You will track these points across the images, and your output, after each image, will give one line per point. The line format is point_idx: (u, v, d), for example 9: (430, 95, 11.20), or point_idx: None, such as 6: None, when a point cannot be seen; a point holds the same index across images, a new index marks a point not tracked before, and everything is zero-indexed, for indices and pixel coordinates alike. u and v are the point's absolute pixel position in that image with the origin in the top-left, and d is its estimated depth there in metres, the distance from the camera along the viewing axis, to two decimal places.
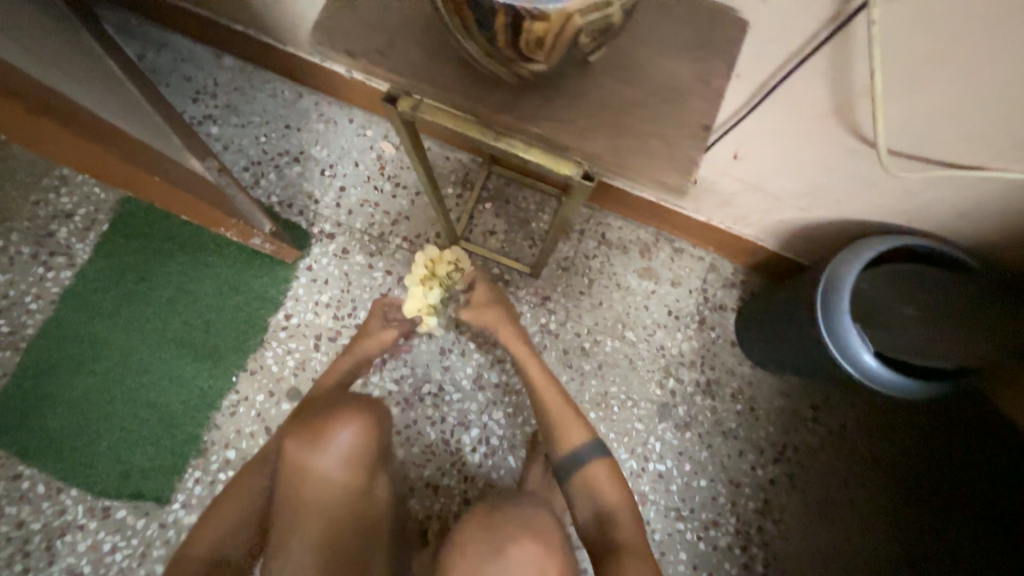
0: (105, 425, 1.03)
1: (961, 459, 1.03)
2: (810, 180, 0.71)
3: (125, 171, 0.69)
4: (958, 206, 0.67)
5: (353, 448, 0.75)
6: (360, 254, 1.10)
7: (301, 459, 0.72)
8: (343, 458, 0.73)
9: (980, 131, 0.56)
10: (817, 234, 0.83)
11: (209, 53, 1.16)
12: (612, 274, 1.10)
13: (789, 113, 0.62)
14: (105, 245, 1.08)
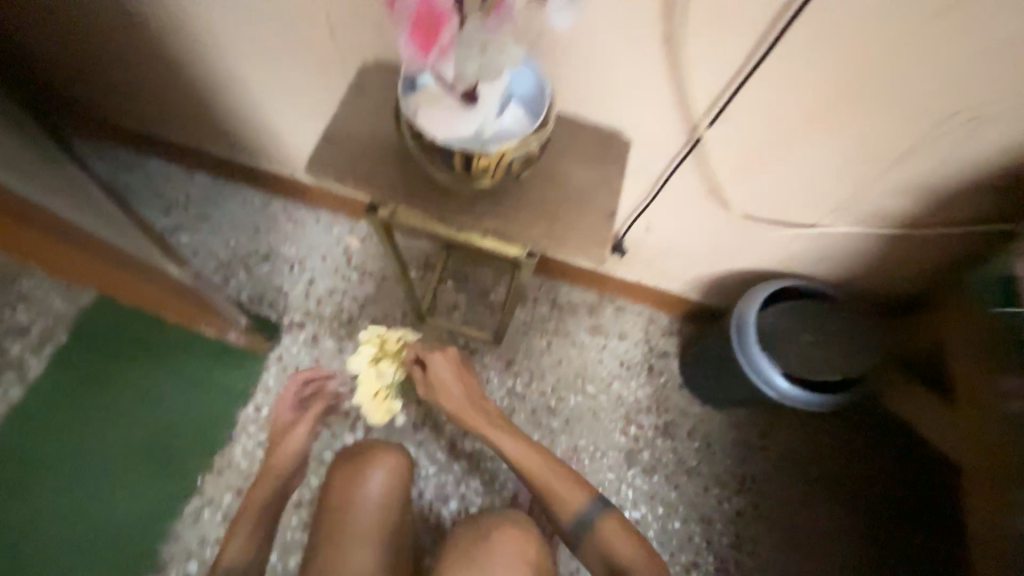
0: (47, 555, 0.94)
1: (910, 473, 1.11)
2: (707, 244, 0.90)
3: None
4: (818, 257, 0.86)
5: (383, 490, 0.81)
6: (330, 340, 1.16)
7: (339, 501, 0.79)
8: (375, 500, 0.79)
9: (813, 207, 0.73)
10: (725, 284, 1.01)
11: (181, 171, 1.27)
12: (566, 334, 1.22)
13: (679, 198, 0.80)
14: (61, 358, 1.07)
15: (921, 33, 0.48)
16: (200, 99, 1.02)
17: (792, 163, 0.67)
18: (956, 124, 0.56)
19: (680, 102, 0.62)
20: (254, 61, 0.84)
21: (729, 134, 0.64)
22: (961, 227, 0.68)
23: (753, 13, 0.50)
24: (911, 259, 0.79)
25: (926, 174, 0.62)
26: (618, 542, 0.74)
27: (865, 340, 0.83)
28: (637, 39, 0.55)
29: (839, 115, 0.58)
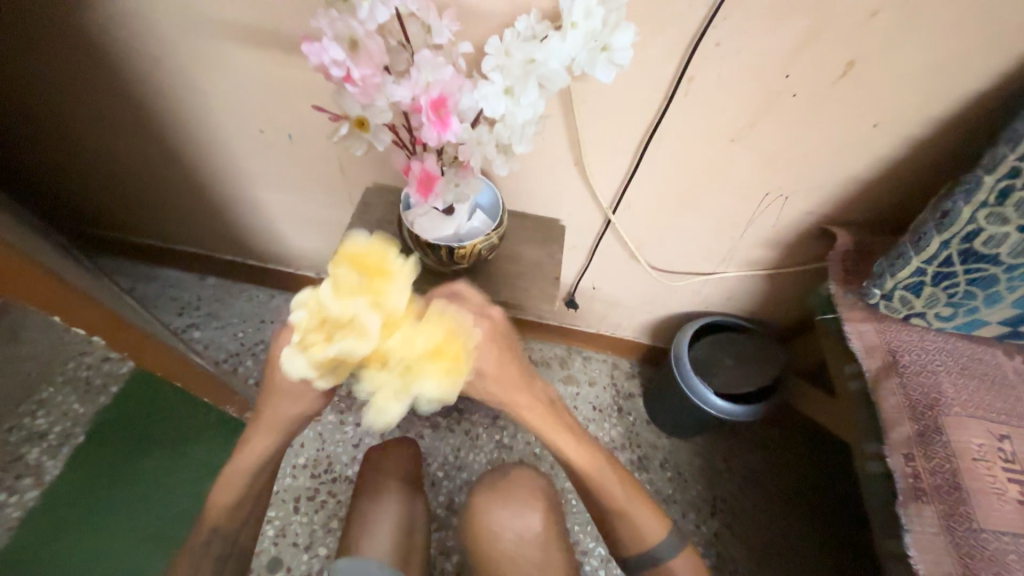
0: None
1: (848, 482, 1.27)
2: (640, 295, 1.14)
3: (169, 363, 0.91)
4: (724, 295, 1.10)
5: (403, 473, 0.99)
6: (332, 413, 1.28)
7: (370, 483, 0.97)
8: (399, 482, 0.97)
9: (704, 259, 0.99)
10: (664, 326, 1.24)
11: (194, 277, 1.45)
12: (543, 386, 1.39)
13: (610, 264, 1.04)
14: (77, 458, 1.13)
15: (730, 152, 0.76)
16: (222, 219, 1.24)
17: (679, 231, 0.93)
18: (772, 200, 0.83)
19: (595, 198, 0.88)
20: (275, 189, 1.08)
21: (630, 215, 0.90)
22: (809, 265, 0.94)
23: (625, 147, 0.78)
24: (786, 295, 1.04)
25: (768, 232, 0.89)
26: (611, 485, 0.82)
27: (770, 359, 1.05)
28: (559, 164, 0.83)
29: (698, 200, 0.85)
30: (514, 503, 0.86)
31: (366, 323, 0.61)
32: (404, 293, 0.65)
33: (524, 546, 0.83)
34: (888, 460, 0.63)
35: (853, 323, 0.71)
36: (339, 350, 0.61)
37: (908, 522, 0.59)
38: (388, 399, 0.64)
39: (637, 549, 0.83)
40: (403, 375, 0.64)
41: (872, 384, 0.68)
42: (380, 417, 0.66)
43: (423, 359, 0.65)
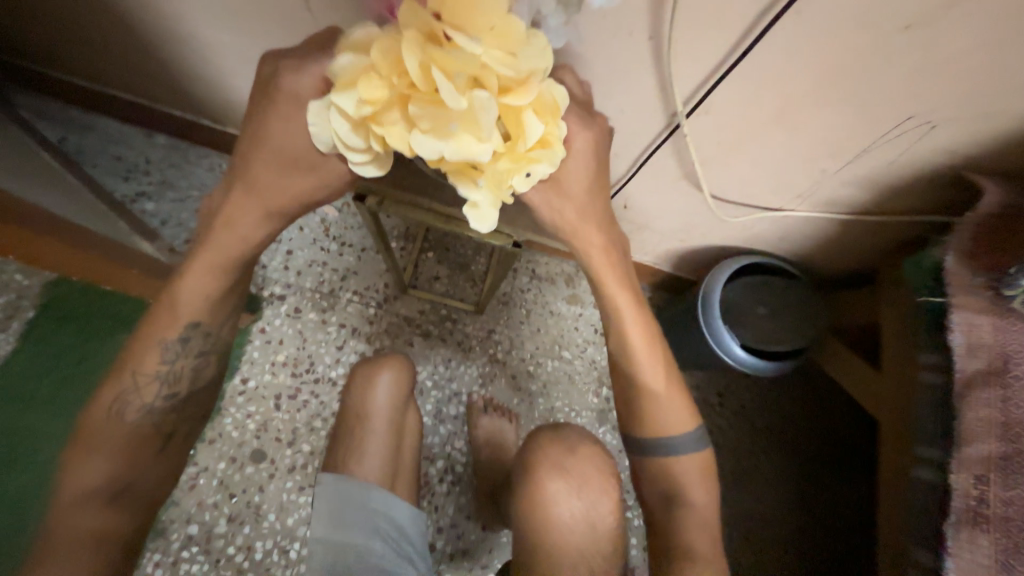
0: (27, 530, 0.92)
1: None
2: (681, 222, 0.94)
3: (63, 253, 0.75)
4: (779, 235, 0.91)
5: (393, 387, 0.91)
6: (313, 311, 1.17)
7: (356, 400, 0.90)
8: (386, 400, 0.90)
9: (780, 193, 0.77)
10: (696, 258, 1.07)
11: (138, 132, 1.16)
12: (545, 303, 1.27)
13: (656, 181, 0.82)
14: (30, 334, 1.01)
15: (891, 49, 0.51)
16: (157, 61, 0.93)
17: (763, 154, 0.70)
18: (911, 128, 0.60)
19: (664, 94, 0.63)
20: (219, 21, 0.77)
21: (706, 124, 0.67)
22: (910, 216, 0.74)
23: (735, 21, 0.51)
24: (853, 248, 0.87)
25: (879, 168, 0.67)
26: (653, 376, 0.74)
27: (811, 315, 0.92)
28: (626, 34, 0.56)
29: (807, 113, 0.62)
30: (590, 490, 0.66)
31: (472, 104, 0.40)
32: (527, 66, 0.42)
33: (598, 542, 0.64)
34: (951, 475, 0.55)
35: (964, 313, 0.57)
36: (432, 149, 0.42)
37: (954, 545, 0.54)
38: (486, 205, 0.48)
39: (654, 436, 0.75)
40: (507, 178, 0.47)
41: (959, 390, 0.56)
42: (484, 227, 0.49)
43: (531, 156, 0.46)
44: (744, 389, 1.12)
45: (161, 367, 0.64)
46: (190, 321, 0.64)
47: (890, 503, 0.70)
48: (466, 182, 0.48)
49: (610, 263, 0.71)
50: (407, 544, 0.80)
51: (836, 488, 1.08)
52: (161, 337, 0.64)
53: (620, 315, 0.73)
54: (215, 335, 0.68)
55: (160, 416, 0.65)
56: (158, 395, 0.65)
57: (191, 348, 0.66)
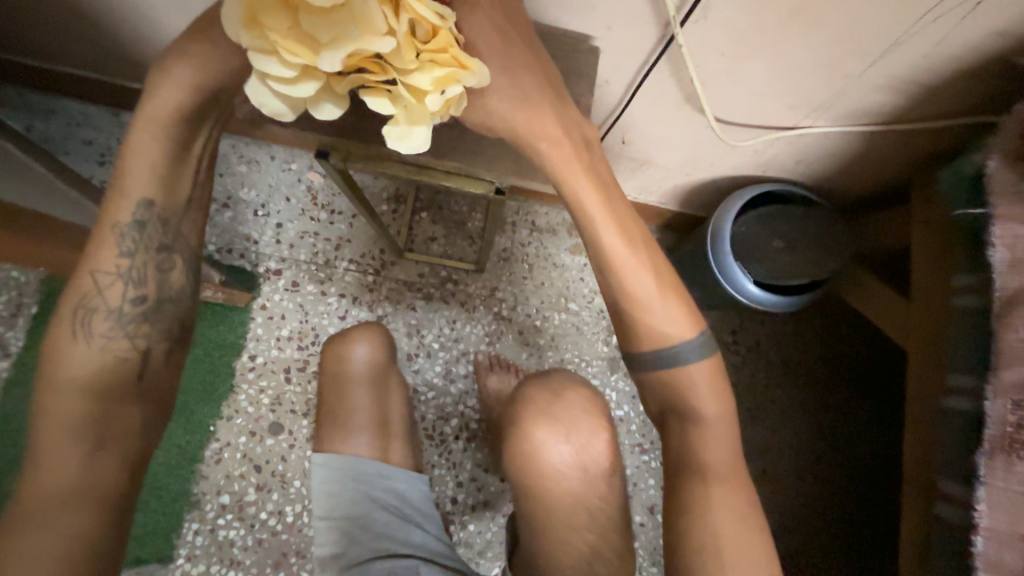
0: None
1: None
2: (685, 154, 0.86)
3: (33, 245, 0.70)
4: (796, 158, 0.82)
5: (371, 357, 0.92)
6: (310, 284, 1.15)
7: (335, 375, 0.91)
8: (364, 368, 0.91)
9: (793, 108, 0.69)
10: (703, 193, 0.99)
11: (104, 111, 1.10)
12: (547, 256, 1.22)
13: (654, 108, 0.74)
14: (36, 329, 1.01)
15: None
16: (101, 27, 0.86)
17: (771, 64, 0.62)
18: (951, 8, 0.50)
19: (651, 1, 0.55)
20: None
21: (703, 31, 0.58)
22: (961, 117, 0.64)
23: None
24: (880, 165, 0.78)
25: (912, 65, 0.58)
26: (641, 280, 0.62)
27: (832, 244, 0.84)
28: None
29: (826, 4, 0.52)
30: (578, 434, 0.71)
31: (354, 1, 0.34)
32: None
33: (591, 482, 0.70)
34: (985, 403, 0.51)
35: (1005, 225, 0.51)
36: (328, 56, 0.35)
37: (986, 474, 0.50)
38: (405, 125, 0.41)
39: (655, 346, 0.64)
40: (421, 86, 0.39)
41: (998, 314, 0.51)
42: (412, 148, 0.41)
43: (442, 59, 0.39)
44: (761, 327, 1.08)
45: (130, 277, 0.55)
46: (143, 199, 0.54)
47: (912, 430, 0.68)
48: (375, 96, 0.40)
49: (575, 155, 0.58)
50: (408, 508, 0.83)
51: (858, 417, 1.05)
52: (116, 222, 0.55)
53: (594, 219, 0.60)
54: (175, 226, 0.57)
55: (134, 327, 0.56)
56: (125, 298, 0.55)
57: (150, 237, 0.56)
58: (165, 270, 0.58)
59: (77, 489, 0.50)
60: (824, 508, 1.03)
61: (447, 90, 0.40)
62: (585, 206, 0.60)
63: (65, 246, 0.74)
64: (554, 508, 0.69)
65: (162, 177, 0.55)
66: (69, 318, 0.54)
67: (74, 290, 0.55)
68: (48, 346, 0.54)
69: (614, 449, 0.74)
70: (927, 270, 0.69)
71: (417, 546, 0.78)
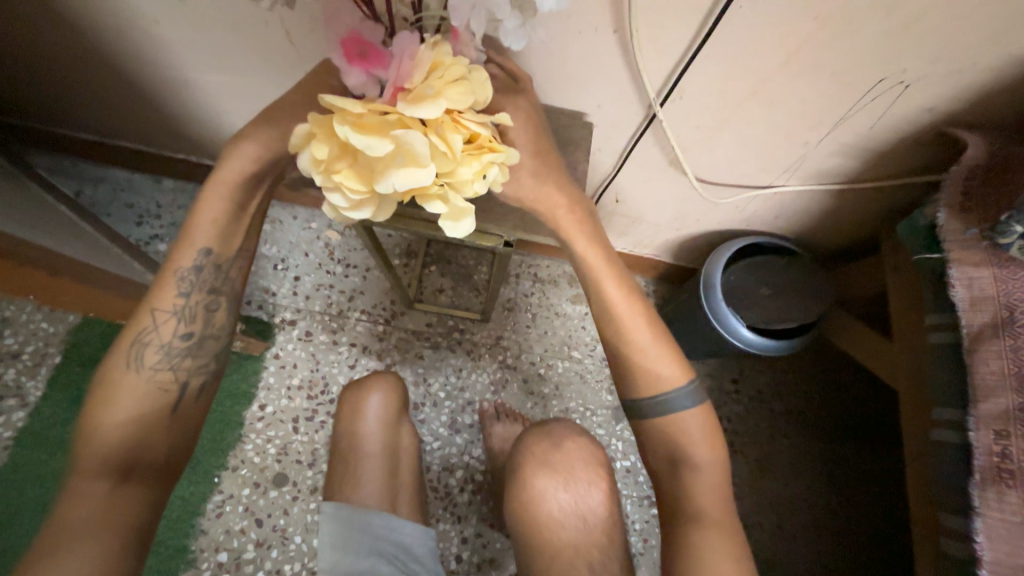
0: None
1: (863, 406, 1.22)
2: (674, 211, 0.94)
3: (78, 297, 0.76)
4: (774, 213, 0.90)
5: (383, 407, 0.95)
6: (323, 334, 1.20)
7: (347, 425, 0.93)
8: (376, 420, 0.93)
9: (765, 170, 0.78)
10: (695, 246, 1.07)
11: (147, 179, 1.21)
12: (549, 306, 1.28)
13: (643, 171, 0.84)
14: (59, 379, 1.05)
15: (850, 12, 0.52)
16: (158, 109, 0.99)
17: (742, 134, 0.71)
18: (885, 90, 0.60)
19: (635, 85, 0.66)
20: (205, 63, 0.82)
21: (680, 108, 0.68)
22: (917, 176, 0.72)
23: (687, 16, 0.55)
24: (855, 218, 0.86)
25: (862, 134, 0.67)
26: (637, 326, 0.67)
27: (817, 290, 0.90)
28: (589, 36, 0.60)
29: (781, 86, 0.62)
30: (575, 483, 0.76)
31: (401, 141, 0.42)
32: (460, 97, 0.43)
33: (590, 534, 0.73)
34: (971, 435, 0.54)
35: (961, 267, 0.57)
36: (388, 185, 0.43)
37: (981, 504, 0.53)
38: (454, 218, 0.50)
39: (649, 393, 0.67)
40: (465, 183, 0.47)
41: (968, 348, 0.56)
42: (464, 233, 0.51)
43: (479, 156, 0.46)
44: (760, 372, 1.11)
45: (175, 309, 0.61)
46: (203, 248, 0.61)
47: (909, 467, 0.69)
48: (429, 201, 0.48)
49: (578, 219, 0.65)
50: (414, 562, 0.82)
51: (866, 463, 1.05)
52: (178, 267, 0.61)
53: (595, 272, 0.67)
54: (227, 273, 0.64)
55: (178, 362, 0.61)
56: (176, 334, 0.61)
57: (206, 279, 0.62)
58: (213, 310, 0.64)
59: (99, 525, 0.52)
60: (843, 562, 0.99)
61: (487, 176, 0.48)
62: (586, 258, 0.67)
63: (106, 296, 0.81)
64: (553, 553, 0.72)
65: (221, 232, 0.61)
66: (125, 354, 0.59)
67: (132, 325, 0.60)
68: (101, 378, 0.58)
69: (612, 502, 0.77)
70: (902, 313, 0.74)
71: None
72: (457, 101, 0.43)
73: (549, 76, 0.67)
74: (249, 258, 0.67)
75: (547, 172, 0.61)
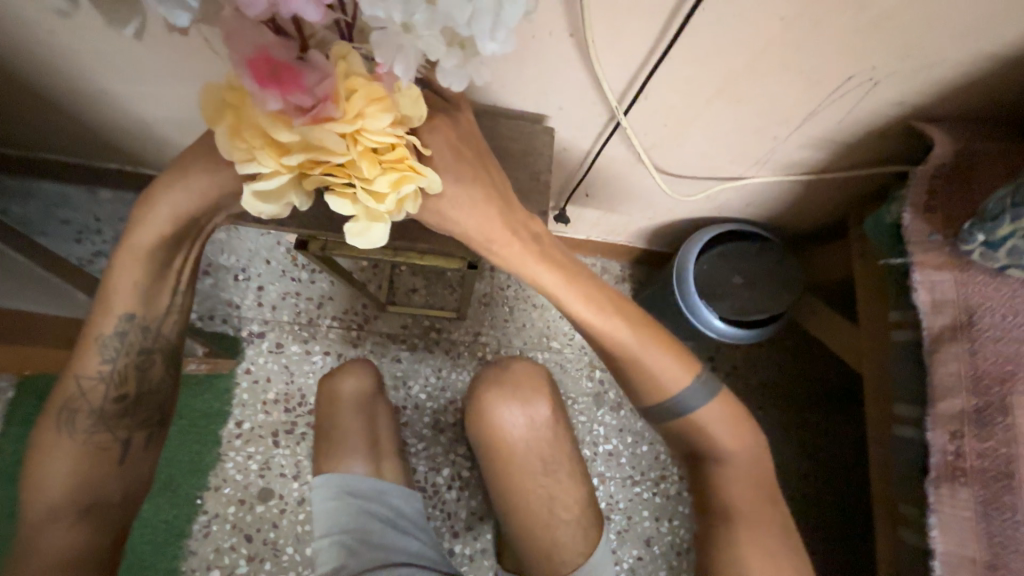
0: None
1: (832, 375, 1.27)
2: (645, 203, 0.92)
3: (15, 349, 0.71)
4: (745, 202, 0.89)
5: (361, 390, 0.93)
6: (295, 344, 1.16)
7: (327, 411, 0.91)
8: (354, 400, 0.92)
9: (735, 163, 0.75)
10: (668, 233, 1.05)
11: (80, 190, 1.11)
12: (527, 297, 1.26)
13: (612, 168, 0.80)
14: (13, 415, 0.99)
15: (816, 15, 0.49)
16: (81, 119, 0.89)
17: (710, 131, 0.68)
18: (854, 87, 0.58)
19: (598, 87, 0.61)
20: (121, 70, 0.73)
21: (646, 109, 0.65)
22: (887, 166, 0.71)
23: (646, 25, 0.51)
24: (824, 206, 0.85)
25: (831, 128, 0.65)
26: (620, 335, 0.65)
27: (786, 279, 0.91)
28: (546, 41, 0.55)
29: (748, 86, 0.59)
30: (522, 396, 0.85)
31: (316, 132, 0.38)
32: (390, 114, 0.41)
33: (539, 433, 0.84)
34: (928, 434, 0.60)
35: (925, 270, 0.60)
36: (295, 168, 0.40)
37: (936, 500, 0.59)
38: (366, 222, 0.45)
39: (656, 398, 0.68)
40: (382, 195, 0.43)
41: (929, 348, 0.60)
42: (367, 243, 0.45)
43: (404, 170, 0.43)
44: (735, 353, 1.13)
45: (104, 369, 0.58)
46: (125, 313, 0.57)
47: (874, 445, 0.72)
48: (338, 197, 0.44)
49: (525, 251, 0.61)
50: (403, 519, 0.86)
51: (833, 430, 1.10)
52: (99, 334, 0.57)
53: (556, 298, 0.65)
54: (156, 332, 0.60)
55: (114, 424, 0.59)
56: (107, 399, 0.58)
57: (132, 342, 0.59)
58: (145, 369, 0.60)
59: None
60: (813, 524, 1.06)
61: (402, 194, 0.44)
62: (546, 287, 0.64)
63: (50, 343, 0.75)
64: (526, 521, 0.81)
65: (145, 293, 0.57)
66: (57, 422, 0.57)
67: (59, 393, 0.58)
68: (33, 451, 0.56)
69: (555, 406, 0.88)
70: (867, 301, 0.74)
71: (413, 555, 0.81)
72: (381, 115, 0.41)
73: (506, 81, 0.62)
74: (186, 303, 0.63)
75: (495, 202, 0.59)
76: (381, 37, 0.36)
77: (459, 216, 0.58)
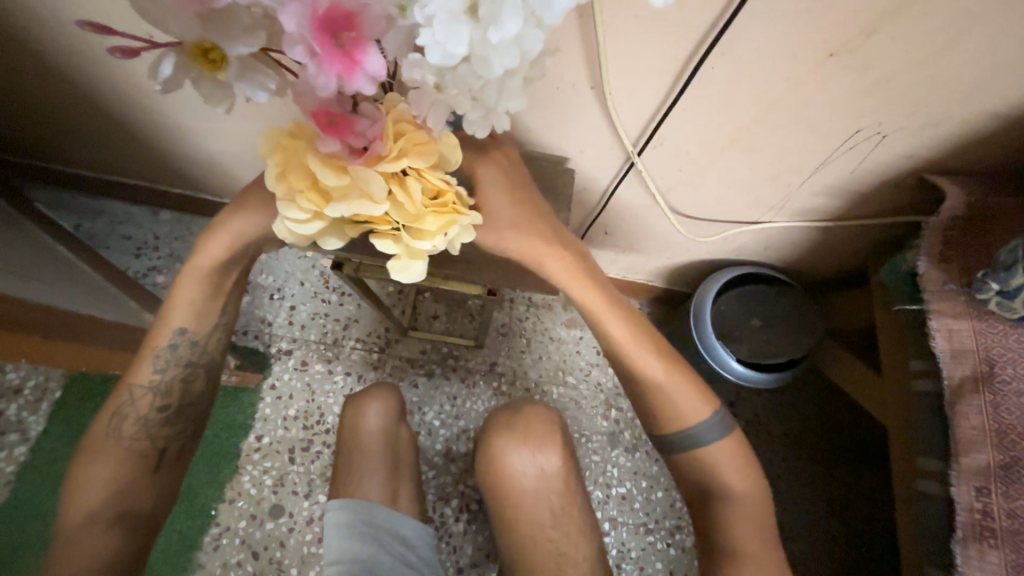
0: None
1: None
2: (663, 243, 0.95)
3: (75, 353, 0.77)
4: (763, 245, 0.90)
5: (383, 418, 0.95)
6: (319, 363, 1.21)
7: (350, 437, 0.93)
8: (376, 427, 0.94)
9: (749, 207, 0.78)
10: (686, 274, 1.07)
11: (145, 211, 1.23)
12: (545, 330, 1.28)
13: (630, 208, 0.84)
14: (58, 414, 1.06)
15: (818, 77, 0.53)
16: (156, 149, 1.00)
17: (724, 176, 0.72)
18: (863, 140, 0.61)
19: (616, 134, 0.66)
20: (196, 109, 0.84)
21: (662, 154, 0.69)
22: (902, 216, 0.72)
23: (659, 82, 0.57)
24: (842, 253, 0.86)
25: (843, 178, 0.67)
26: (652, 365, 0.66)
27: (805, 324, 0.91)
28: (569, 93, 0.61)
29: (759, 137, 0.63)
30: (533, 441, 0.85)
31: (360, 177, 0.43)
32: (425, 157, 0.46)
33: (548, 482, 0.84)
34: (954, 490, 0.58)
35: (942, 319, 0.61)
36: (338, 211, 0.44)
37: (963, 563, 0.57)
38: (407, 258, 0.49)
39: (668, 430, 0.69)
40: (424, 234, 0.48)
41: (951, 399, 0.60)
42: (410, 278, 0.49)
43: (443, 210, 0.48)
44: (755, 399, 1.10)
45: (154, 378, 0.63)
46: (179, 328, 0.63)
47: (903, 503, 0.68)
48: (381, 238, 0.48)
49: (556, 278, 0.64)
50: (412, 554, 0.86)
51: (862, 489, 1.04)
52: (156, 346, 0.63)
53: (598, 317, 0.66)
54: (201, 343, 0.65)
55: (156, 429, 0.64)
56: (152, 406, 0.63)
57: (183, 353, 0.64)
58: (189, 381, 0.65)
59: None
60: None
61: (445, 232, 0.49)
62: (590, 305, 0.66)
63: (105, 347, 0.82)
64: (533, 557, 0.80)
65: (199, 309, 0.63)
66: (105, 422, 0.62)
67: (113, 396, 0.63)
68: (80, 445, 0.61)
69: (567, 455, 0.87)
70: (890, 350, 0.73)
71: None
72: (418, 159, 0.46)
73: (532, 126, 0.68)
74: (231, 318, 0.68)
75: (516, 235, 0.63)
76: (419, 92, 0.41)
77: (482, 245, 0.62)
